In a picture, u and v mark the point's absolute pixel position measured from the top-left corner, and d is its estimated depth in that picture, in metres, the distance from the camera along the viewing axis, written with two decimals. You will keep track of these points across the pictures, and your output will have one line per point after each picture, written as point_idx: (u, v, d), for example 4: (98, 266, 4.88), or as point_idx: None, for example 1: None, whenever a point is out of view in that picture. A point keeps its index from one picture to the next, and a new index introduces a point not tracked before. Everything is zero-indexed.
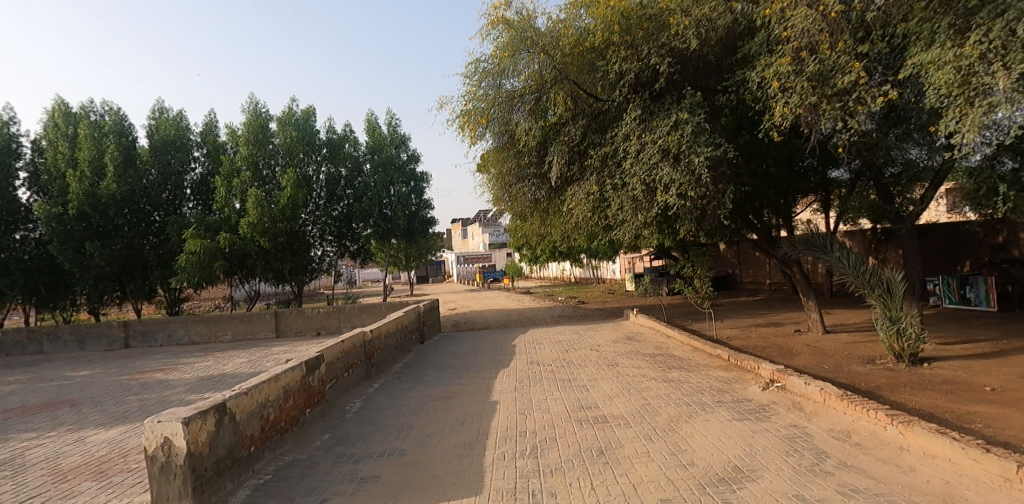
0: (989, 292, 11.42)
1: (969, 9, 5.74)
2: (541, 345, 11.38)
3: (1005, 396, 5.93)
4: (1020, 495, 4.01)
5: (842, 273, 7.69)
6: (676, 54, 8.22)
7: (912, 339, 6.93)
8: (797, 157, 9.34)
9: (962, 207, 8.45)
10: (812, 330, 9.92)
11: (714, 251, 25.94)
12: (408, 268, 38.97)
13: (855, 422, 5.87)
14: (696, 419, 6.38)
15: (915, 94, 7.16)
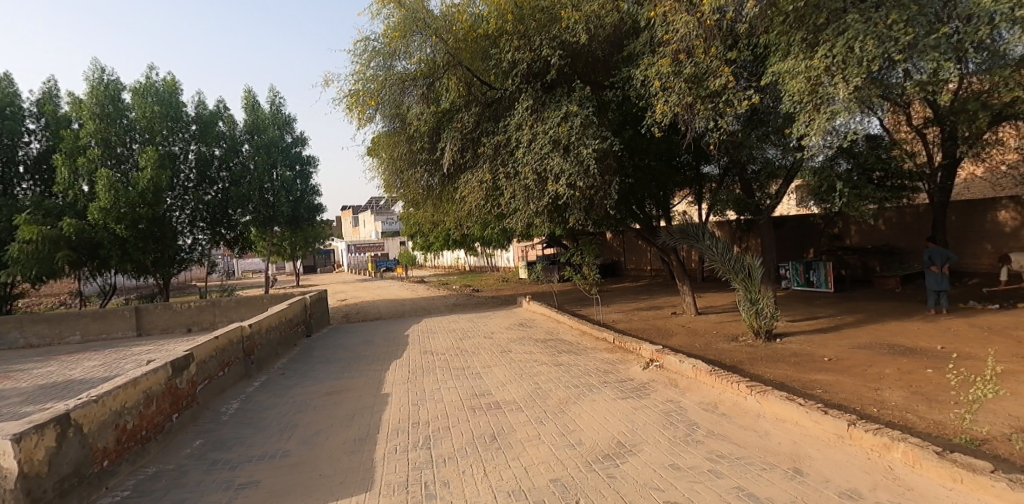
0: (827, 276, 13.11)
1: (817, 26, 6.49)
2: (435, 335, 11.26)
3: (838, 364, 6.88)
4: (849, 453, 4.66)
5: (712, 260, 8.38)
6: (566, 47, 8.48)
7: (768, 317, 7.79)
8: (674, 153, 10.05)
9: (806, 202, 9.64)
10: (686, 312, 10.79)
11: (602, 241, 27.42)
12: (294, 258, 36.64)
13: (722, 394, 6.48)
14: (583, 400, 6.67)
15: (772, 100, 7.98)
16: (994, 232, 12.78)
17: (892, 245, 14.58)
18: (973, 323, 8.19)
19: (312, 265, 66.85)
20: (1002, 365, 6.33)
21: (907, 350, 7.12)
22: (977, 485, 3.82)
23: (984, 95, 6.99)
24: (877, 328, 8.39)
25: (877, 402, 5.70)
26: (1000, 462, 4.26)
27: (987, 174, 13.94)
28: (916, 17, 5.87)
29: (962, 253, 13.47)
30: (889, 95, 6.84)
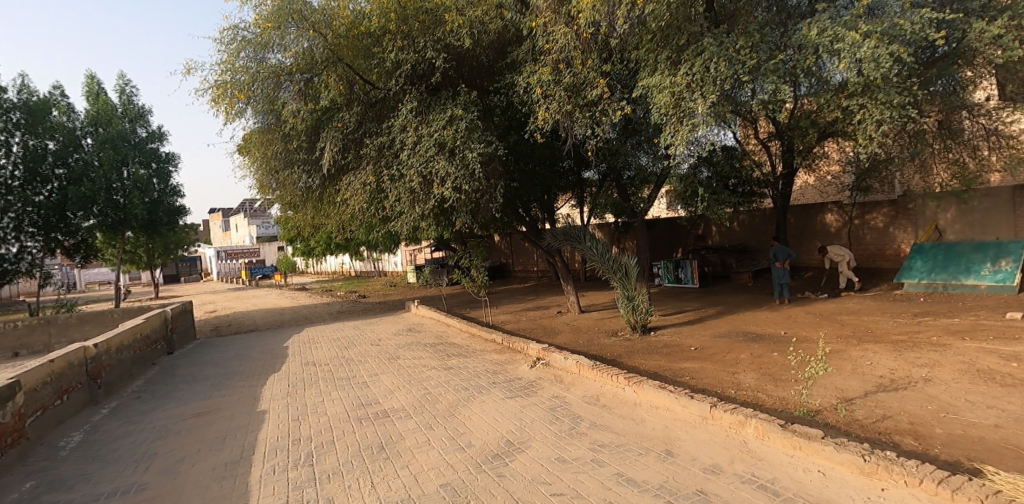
0: (693, 273, 14.51)
1: (680, 46, 7.12)
2: (317, 345, 10.68)
3: (702, 352, 7.61)
4: (710, 434, 5.17)
5: (592, 261, 8.82)
6: (451, 50, 8.54)
7: (643, 312, 8.40)
8: (556, 158, 10.50)
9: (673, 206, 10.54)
10: (570, 311, 11.29)
11: (490, 243, 27.79)
12: (151, 266, 32.57)
13: (602, 387, 6.87)
14: (472, 403, 6.71)
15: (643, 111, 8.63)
16: (823, 232, 14.94)
17: (745, 244, 16.44)
18: (808, 310, 9.49)
19: (176, 274, 60.05)
20: (829, 344, 7.41)
21: (757, 336, 8.07)
22: (811, 450, 4.46)
23: (813, 114, 8.12)
24: (733, 318, 9.40)
25: (733, 384, 6.38)
26: (829, 428, 4.99)
27: (815, 183, 16.29)
28: (759, 44, 6.68)
29: (800, 250, 15.56)
30: (738, 112, 7.71)
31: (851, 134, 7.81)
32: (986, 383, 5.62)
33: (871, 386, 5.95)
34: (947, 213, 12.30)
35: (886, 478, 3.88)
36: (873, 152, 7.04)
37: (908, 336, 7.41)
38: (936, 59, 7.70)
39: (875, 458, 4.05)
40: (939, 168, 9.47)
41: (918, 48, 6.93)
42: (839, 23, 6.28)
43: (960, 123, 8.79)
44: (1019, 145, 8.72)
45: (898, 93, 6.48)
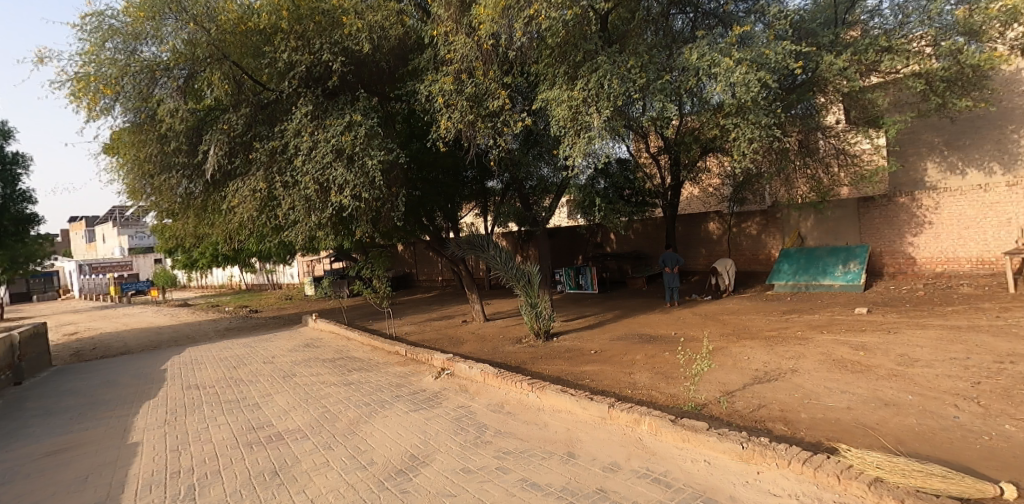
0: (593, 279, 15.19)
1: (576, 63, 7.44)
2: (202, 366, 9.77)
3: (601, 355, 7.95)
4: (609, 434, 5.40)
5: (495, 269, 8.89)
6: (349, 54, 8.31)
7: (545, 319, 8.62)
8: (460, 167, 10.53)
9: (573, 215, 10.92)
10: (476, 319, 11.31)
11: (393, 253, 27.09)
12: None
13: (507, 394, 6.94)
14: (375, 418, 6.48)
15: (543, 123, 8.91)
16: (708, 239, 16.30)
17: (640, 251, 17.47)
18: (695, 311, 10.29)
19: (25, 291, 51.92)
20: (712, 342, 8.07)
21: (651, 338, 8.60)
22: (698, 441, 4.81)
23: (696, 131, 8.83)
24: (629, 321, 9.95)
25: (629, 384, 6.73)
26: (713, 420, 5.42)
27: (699, 194, 17.79)
28: (647, 64, 7.14)
29: (688, 256, 16.87)
30: (631, 127, 8.18)
31: (727, 150, 8.60)
32: (839, 371, 6.41)
33: (748, 378, 6.54)
34: (807, 222, 13.96)
35: (761, 462, 4.29)
36: (746, 166, 7.80)
37: (778, 332, 8.27)
38: (797, 86, 8.64)
39: (752, 444, 4.46)
40: (800, 182, 10.70)
41: (781, 77, 7.79)
42: (715, 50, 6.87)
43: (815, 143, 9.96)
44: (861, 163, 10.04)
45: (766, 115, 7.19)
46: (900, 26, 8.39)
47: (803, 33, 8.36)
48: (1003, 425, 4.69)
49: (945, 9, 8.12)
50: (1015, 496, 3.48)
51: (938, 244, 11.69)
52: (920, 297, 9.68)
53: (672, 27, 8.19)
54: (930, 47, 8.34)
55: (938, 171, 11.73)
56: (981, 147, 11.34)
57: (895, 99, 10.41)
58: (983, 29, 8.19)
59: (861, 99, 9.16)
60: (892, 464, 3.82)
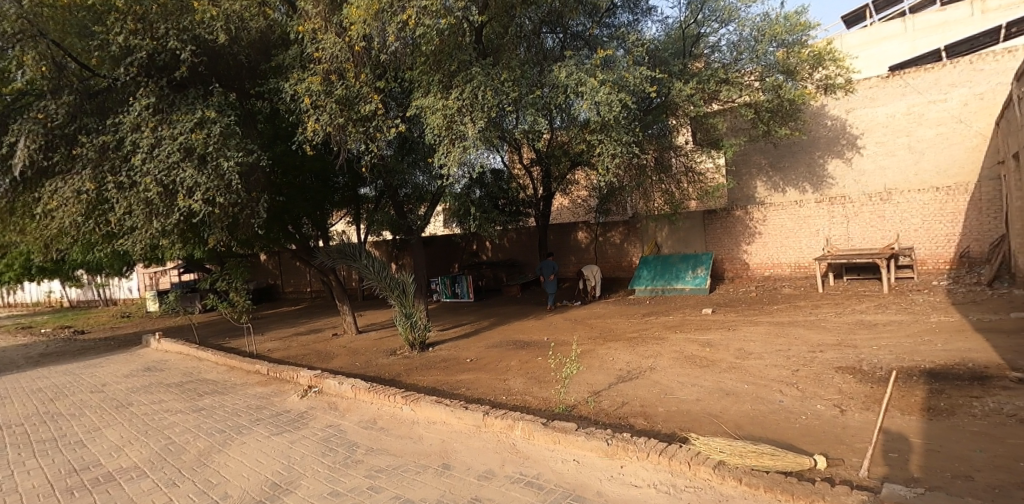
0: (469, 287, 15.52)
1: (451, 72, 7.49)
2: (4, 401, 8.11)
3: (476, 363, 7.99)
4: (484, 441, 5.42)
5: (368, 279, 8.53)
6: (201, 44, 7.61)
7: (421, 329, 8.51)
8: (330, 172, 10.05)
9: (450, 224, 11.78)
10: (347, 332, 10.80)
11: (254, 263, 24.83)
12: None
13: (380, 409, 6.67)
14: (231, 446, 5.83)
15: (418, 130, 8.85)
16: (577, 248, 17.22)
17: (515, 260, 17.96)
18: (566, 316, 10.80)
19: None
20: (581, 346, 8.51)
21: (524, 344, 8.83)
22: (568, 441, 5.00)
23: (565, 145, 9.33)
24: (504, 328, 10.16)
25: (504, 390, 6.83)
26: (582, 420, 5.68)
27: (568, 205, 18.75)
28: (519, 79, 7.37)
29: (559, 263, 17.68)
30: (504, 138, 8.39)
31: (593, 163, 9.21)
32: (689, 366, 7.10)
33: (612, 378, 6.97)
34: (662, 232, 15.36)
35: (624, 455, 4.57)
36: (609, 180, 8.37)
37: (638, 334, 8.97)
38: (653, 108, 9.38)
39: (616, 440, 4.72)
40: (656, 197, 11.66)
41: (638, 99, 8.52)
42: (582, 69, 7.28)
43: (668, 160, 10.96)
44: (705, 181, 11.45)
45: (626, 134, 7.79)
46: (735, 61, 9.57)
47: (657, 60, 9.09)
48: (816, 405, 5.51)
49: (768, 50, 9.47)
50: (824, 465, 4.08)
51: (766, 252, 13.54)
52: (752, 298, 11.13)
53: (544, 45, 8.57)
54: (757, 81, 9.74)
55: (765, 189, 13.94)
56: (796, 170, 13.43)
57: (731, 124, 11.86)
58: (796, 69, 9.70)
59: (704, 123, 10.43)
60: (733, 447, 4.29)
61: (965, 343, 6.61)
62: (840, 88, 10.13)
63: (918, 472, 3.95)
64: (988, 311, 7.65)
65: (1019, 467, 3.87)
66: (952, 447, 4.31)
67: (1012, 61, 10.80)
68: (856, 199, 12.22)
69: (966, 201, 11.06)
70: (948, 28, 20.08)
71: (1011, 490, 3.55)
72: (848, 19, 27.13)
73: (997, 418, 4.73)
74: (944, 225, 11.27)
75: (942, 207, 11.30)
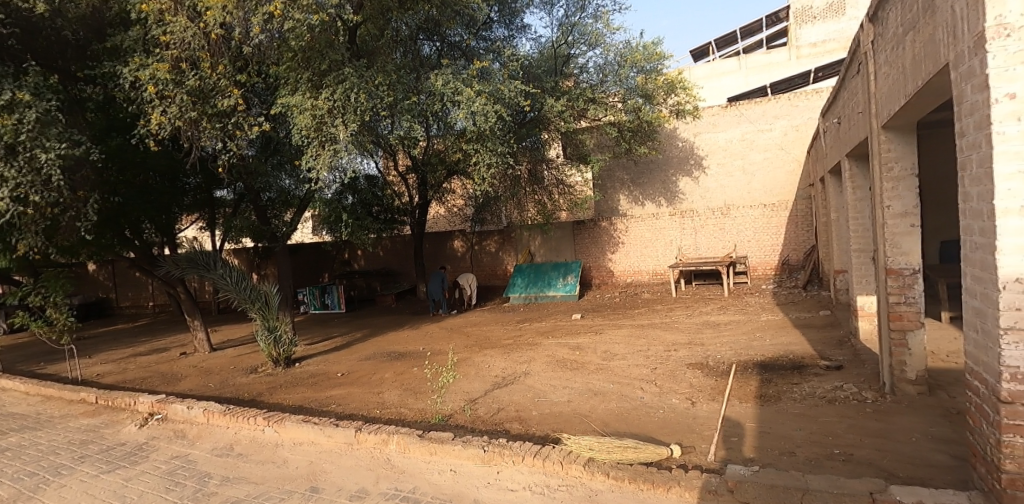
0: (340, 298, 14.97)
1: (321, 71, 7.16)
2: None
3: (348, 377, 7.64)
4: (357, 458, 5.16)
5: (224, 290, 7.79)
6: (12, 13, 6.52)
7: (286, 344, 7.99)
8: (179, 171, 9.09)
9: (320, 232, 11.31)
10: (198, 350, 9.75)
11: (80, 273, 21.34)
12: None
13: (237, 433, 6.07)
14: (45, 491, 4.91)
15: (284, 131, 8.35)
16: (453, 256, 16.99)
17: (389, 268, 17.55)
18: (443, 326, 10.77)
19: None
20: (458, 354, 8.52)
21: (400, 355, 8.62)
22: (444, 451, 4.94)
23: (441, 154, 9.37)
24: (378, 339, 9.86)
25: (378, 404, 6.58)
26: (458, 429, 5.65)
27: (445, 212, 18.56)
28: (395, 84, 7.24)
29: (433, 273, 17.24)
30: (378, 144, 8.23)
31: (468, 173, 9.43)
32: (561, 369, 7.42)
33: (489, 384, 7.04)
34: (535, 241, 15.88)
35: (500, 461, 4.61)
36: (484, 189, 8.60)
37: (513, 340, 9.21)
38: (527, 122, 9.84)
39: (492, 447, 4.75)
40: (530, 207, 12.02)
41: (513, 111, 8.84)
42: (458, 79, 7.34)
43: (540, 173, 11.49)
44: (574, 193, 12.09)
45: (500, 145, 8.08)
46: (601, 82, 10.28)
47: (530, 76, 9.46)
48: (670, 399, 6.05)
49: (630, 74, 10.38)
50: (679, 453, 4.50)
51: (628, 260, 14.74)
52: (617, 303, 12.01)
53: (421, 51, 8.55)
54: (620, 102, 10.64)
55: (627, 202, 15.04)
56: (653, 186, 14.72)
57: (597, 142, 12.75)
58: (653, 94, 10.73)
59: (574, 139, 11.22)
60: (602, 444, 4.49)
61: (786, 337, 7.71)
62: (689, 113, 11.33)
63: (752, 453, 4.50)
64: (803, 310, 9.02)
65: (828, 441, 4.58)
66: (779, 428, 4.98)
67: (818, 100, 12.93)
68: (702, 213, 13.85)
69: (787, 216, 13.08)
70: (772, 68, 23.60)
71: (822, 461, 4.19)
72: (695, 53, 30.53)
73: (811, 400, 5.57)
74: (769, 236, 13.20)
75: (769, 220, 13.20)
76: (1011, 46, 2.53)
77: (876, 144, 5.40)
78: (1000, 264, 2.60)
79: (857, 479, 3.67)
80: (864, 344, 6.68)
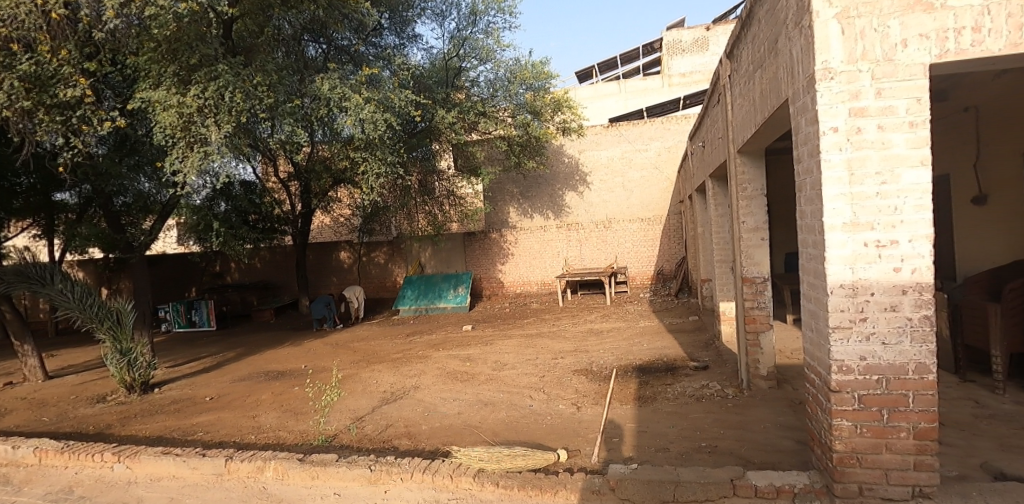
0: (209, 314, 13.67)
1: (191, 65, 6.53)
2: None
3: (219, 402, 6.97)
4: (229, 489, 4.70)
5: (64, 308, 6.78)
6: None
7: (143, 368, 7.15)
8: (7, 169, 7.79)
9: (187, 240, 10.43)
10: (28, 380, 8.35)
11: None
12: None
13: (78, 474, 5.24)
14: None
15: (143, 128, 7.54)
16: (339, 268, 16.35)
17: (268, 280, 16.53)
18: (327, 342, 10.24)
19: None
20: (343, 371, 8.14)
21: (279, 374, 8.06)
22: (327, 474, 4.62)
23: (326, 161, 9.06)
24: (254, 359, 9.13)
25: (254, 429, 6.05)
26: (343, 449, 5.35)
27: (330, 222, 17.71)
28: (276, 84, 6.83)
29: (318, 284, 16.54)
30: (256, 147, 7.75)
31: (355, 181, 9.21)
32: (451, 381, 7.39)
33: (377, 400, 6.80)
34: (425, 252, 15.77)
35: (388, 480, 4.42)
36: (373, 198, 8.48)
37: (402, 354, 9.00)
38: (417, 132, 9.82)
39: (379, 465, 4.53)
40: (420, 218, 11.93)
41: (403, 120, 8.82)
42: (346, 84, 7.17)
43: (431, 184, 11.50)
44: (465, 205, 12.10)
45: (389, 155, 8.02)
46: (491, 97, 10.66)
47: (421, 86, 9.49)
48: (557, 405, 6.26)
49: (519, 91, 10.84)
50: (565, 457, 4.63)
51: (517, 271, 15.17)
52: (507, 313, 12.27)
53: (305, 53, 8.25)
54: (510, 117, 11.19)
55: (516, 214, 15.42)
56: (541, 199, 15.24)
57: (489, 155, 13.04)
58: (541, 111, 11.32)
59: (465, 150, 11.42)
60: (491, 454, 4.51)
61: (661, 341, 8.36)
62: (573, 132, 12.01)
63: (631, 452, 4.78)
64: (675, 316, 9.88)
65: (696, 435, 5.01)
66: (654, 426, 5.35)
67: (687, 125, 14.18)
68: (586, 226, 14.79)
69: (661, 230, 14.37)
70: (647, 93, 25.68)
71: (692, 454, 4.56)
72: (580, 75, 32.41)
73: (682, 398, 6.06)
74: (646, 249, 14.40)
75: (645, 234, 14.42)
76: (834, 86, 2.96)
77: (732, 167, 5.98)
78: (827, 272, 3.01)
79: (720, 468, 3.96)
80: (725, 345, 7.43)
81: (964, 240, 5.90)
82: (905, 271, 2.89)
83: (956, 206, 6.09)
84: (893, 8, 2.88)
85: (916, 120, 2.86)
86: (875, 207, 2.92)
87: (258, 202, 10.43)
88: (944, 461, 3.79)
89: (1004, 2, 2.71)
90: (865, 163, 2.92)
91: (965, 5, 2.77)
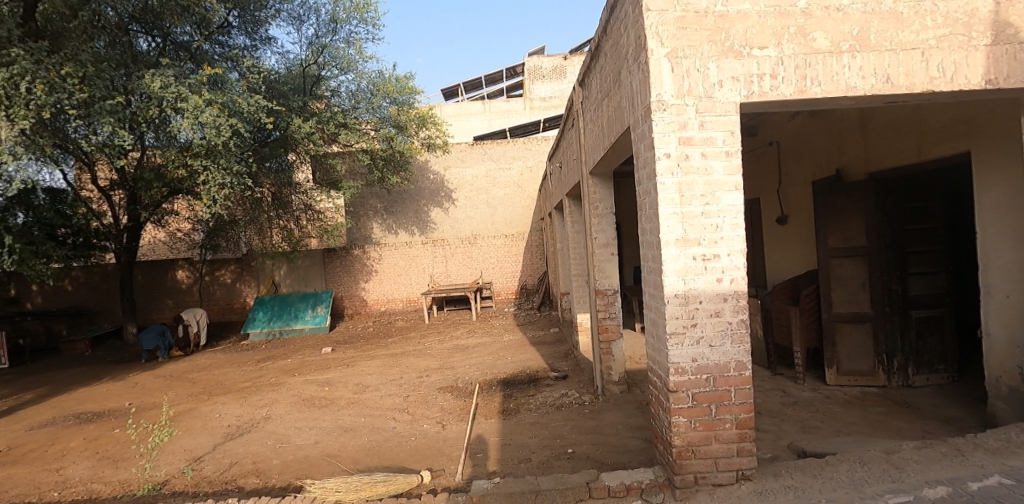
0: None
1: None
2: None
3: (9, 456, 5.76)
4: None
5: None
6: None
7: None
8: None
9: None
10: None
11: None
12: None
13: None
14: None
15: None
16: (175, 289, 14.61)
17: (81, 306, 14.58)
18: (158, 374, 9.03)
19: None
20: (178, 407, 7.21)
21: (95, 416, 6.94)
22: None
23: (159, 168, 8.16)
24: (60, 400, 7.74)
25: (58, 484, 5.07)
26: (175, 497, 4.67)
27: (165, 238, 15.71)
28: (93, 78, 6.03)
29: (148, 310, 14.64)
30: (65, 149, 6.69)
31: (195, 191, 8.46)
32: (308, 409, 6.91)
33: (219, 438, 6.09)
34: (280, 271, 14.68)
35: None
36: (215, 211, 7.83)
37: (251, 383, 8.23)
38: (269, 142, 9.27)
39: None
40: (273, 234, 11.15)
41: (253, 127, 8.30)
42: (182, 83, 6.61)
43: (288, 198, 10.83)
44: (324, 219, 11.64)
45: (235, 163, 7.52)
46: (353, 108, 10.48)
47: (276, 93, 9.00)
48: (422, 425, 6.14)
49: (383, 104, 10.88)
50: (428, 478, 4.52)
51: (381, 289, 14.76)
52: (370, 333, 11.84)
53: (133, 44, 7.38)
54: (373, 130, 11.14)
55: (380, 230, 15.07)
56: (405, 215, 15.07)
57: (349, 168, 12.76)
58: (406, 125, 11.48)
59: (323, 163, 11.08)
60: (348, 483, 4.21)
61: (525, 354, 8.63)
62: (438, 148, 12.23)
63: (495, 466, 4.83)
64: (538, 329, 10.30)
65: (556, 443, 5.21)
66: (517, 438, 5.46)
67: (547, 147, 15.02)
68: (452, 242, 14.98)
69: (523, 246, 14.87)
70: (510, 115, 26.73)
71: (552, 462, 4.73)
72: (446, 93, 32.74)
73: (544, 408, 6.29)
74: (510, 265, 14.81)
75: (509, 250, 14.85)
76: (666, 117, 3.27)
77: (585, 187, 6.37)
78: (664, 283, 3.31)
79: (580, 472, 4.07)
80: (582, 354, 7.91)
81: (775, 255, 6.94)
82: (725, 281, 3.32)
83: (766, 225, 7.13)
84: (711, 53, 3.29)
85: (730, 150, 3.30)
86: (701, 225, 3.30)
87: (69, 213, 8.96)
88: (760, 445, 4.38)
89: (793, 56, 3.25)
90: (692, 187, 3.29)
91: (765, 55, 3.27)
